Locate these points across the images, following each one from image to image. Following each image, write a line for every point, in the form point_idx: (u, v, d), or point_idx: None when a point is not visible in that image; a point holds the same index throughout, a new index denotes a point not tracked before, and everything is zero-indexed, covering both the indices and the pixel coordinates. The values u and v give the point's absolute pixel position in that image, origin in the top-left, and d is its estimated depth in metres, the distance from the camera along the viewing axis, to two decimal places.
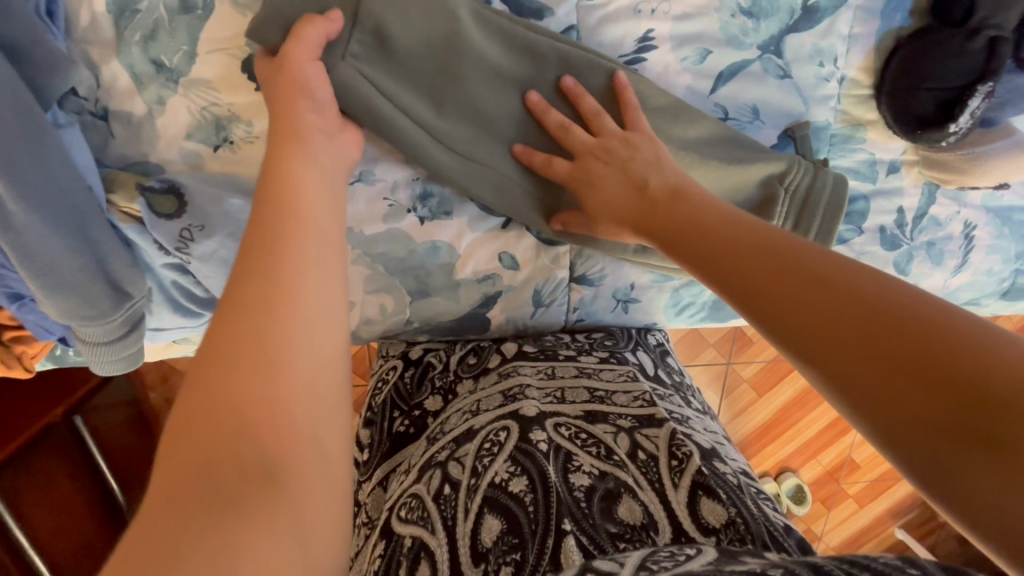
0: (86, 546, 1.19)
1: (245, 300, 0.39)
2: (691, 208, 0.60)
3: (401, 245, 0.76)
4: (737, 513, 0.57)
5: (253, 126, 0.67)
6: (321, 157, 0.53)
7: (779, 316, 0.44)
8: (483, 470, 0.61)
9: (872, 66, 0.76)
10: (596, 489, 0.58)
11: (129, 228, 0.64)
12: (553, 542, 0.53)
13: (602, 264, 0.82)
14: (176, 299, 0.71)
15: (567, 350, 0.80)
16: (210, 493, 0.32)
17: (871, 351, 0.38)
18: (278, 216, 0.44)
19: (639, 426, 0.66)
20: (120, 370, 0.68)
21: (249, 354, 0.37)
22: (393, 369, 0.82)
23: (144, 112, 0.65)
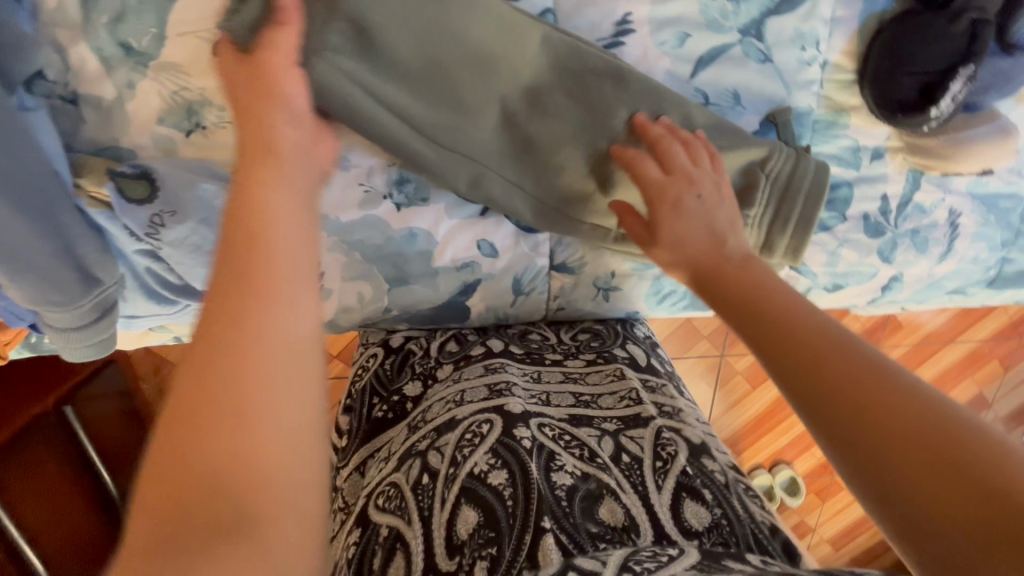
0: (78, 537, 1.19)
1: (218, 339, 0.38)
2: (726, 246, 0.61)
3: (378, 232, 0.75)
4: (720, 515, 0.58)
5: (225, 111, 0.66)
6: (291, 173, 0.50)
7: (797, 377, 0.46)
8: (462, 461, 0.60)
9: (855, 50, 0.75)
10: (578, 489, 0.57)
11: (99, 213, 0.64)
12: (531, 538, 0.51)
13: (582, 252, 0.82)
14: (150, 285, 0.71)
15: (554, 354, 0.79)
16: (200, 508, 0.33)
17: (888, 433, 0.40)
18: (246, 224, 0.43)
19: (624, 429, 0.66)
20: (92, 356, 0.68)
21: (219, 399, 0.36)
22: (374, 357, 0.81)
23: (114, 97, 0.64)
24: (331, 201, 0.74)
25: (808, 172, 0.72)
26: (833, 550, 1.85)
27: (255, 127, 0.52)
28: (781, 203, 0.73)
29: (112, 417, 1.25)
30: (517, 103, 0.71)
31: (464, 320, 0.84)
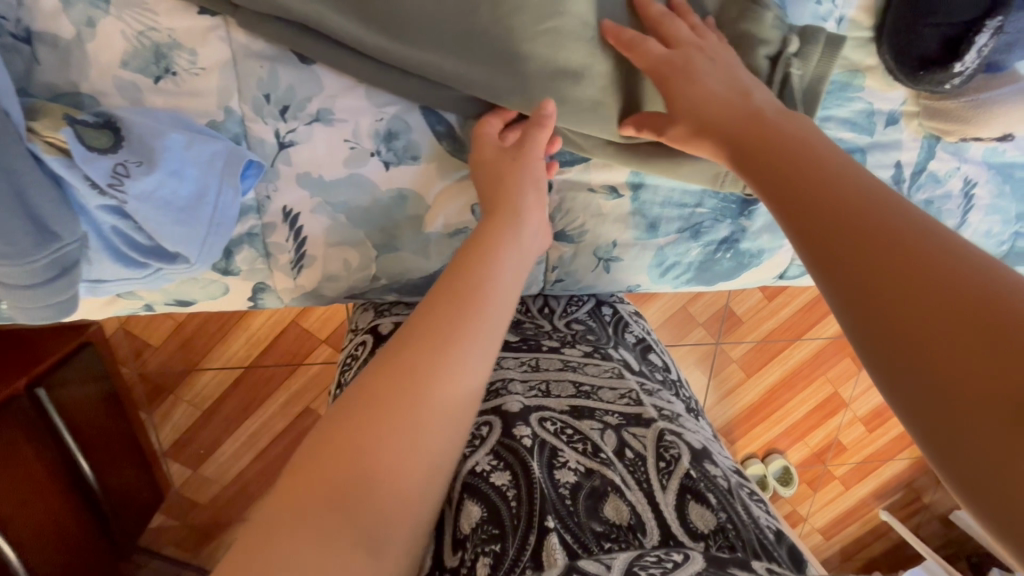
0: (69, 542, 1.07)
1: (443, 316, 0.50)
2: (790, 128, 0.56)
3: (365, 194, 0.71)
4: (726, 519, 0.53)
5: (198, 56, 0.62)
6: (520, 202, 0.64)
7: (830, 240, 0.45)
8: (462, 459, 0.56)
9: (872, 6, 0.71)
10: (582, 487, 0.53)
11: (53, 160, 0.57)
12: (535, 538, 0.48)
13: (582, 219, 0.77)
14: (117, 247, 0.64)
15: (550, 341, 0.75)
16: (339, 470, 0.40)
17: (933, 315, 0.37)
18: (457, 283, 0.53)
19: (627, 424, 0.62)
20: (48, 316, 0.61)
21: (418, 356, 0.47)
22: (363, 346, 0.74)
23: (73, 35, 0.59)
24: (313, 158, 0.68)
25: (830, 63, 0.68)
26: (823, 540, 1.83)
27: (504, 197, 0.64)
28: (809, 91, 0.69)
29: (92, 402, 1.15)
30: (517, 49, 0.66)
31: None
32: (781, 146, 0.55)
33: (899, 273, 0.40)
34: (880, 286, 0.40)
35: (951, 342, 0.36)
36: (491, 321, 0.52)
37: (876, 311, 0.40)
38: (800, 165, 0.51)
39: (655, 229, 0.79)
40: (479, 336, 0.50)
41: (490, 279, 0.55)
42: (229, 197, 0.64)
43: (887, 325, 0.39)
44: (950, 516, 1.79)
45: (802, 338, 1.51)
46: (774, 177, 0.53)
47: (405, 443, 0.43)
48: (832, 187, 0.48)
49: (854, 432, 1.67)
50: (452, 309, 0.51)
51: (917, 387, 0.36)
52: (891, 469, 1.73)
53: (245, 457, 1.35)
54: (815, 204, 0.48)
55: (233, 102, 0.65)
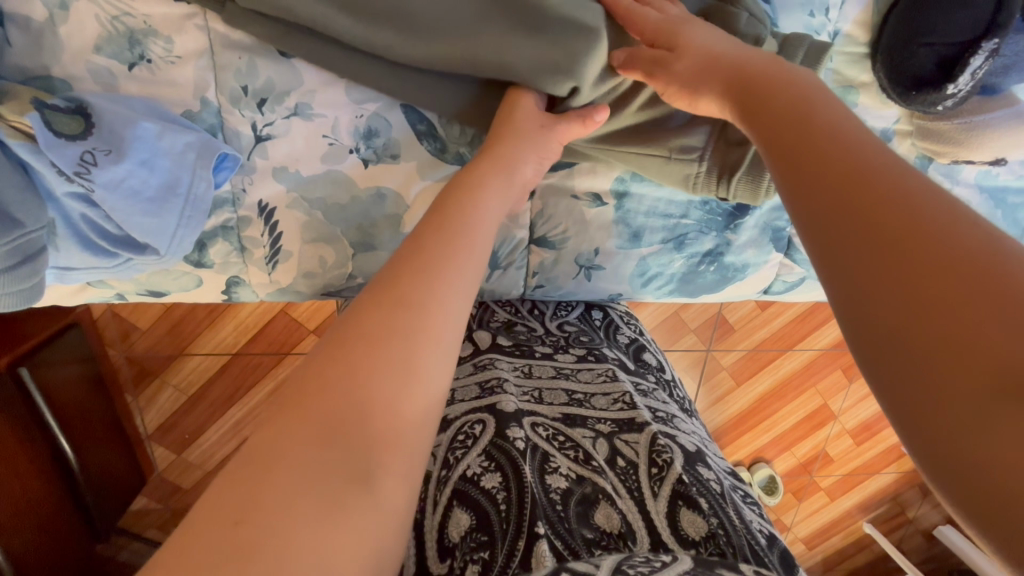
0: (45, 524, 1.05)
1: (431, 247, 0.46)
2: (794, 82, 0.49)
3: (343, 191, 0.69)
4: (717, 524, 0.53)
5: (174, 44, 0.61)
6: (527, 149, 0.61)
7: (825, 201, 0.39)
8: (455, 462, 0.56)
9: (868, 20, 0.69)
10: (573, 493, 0.53)
11: (19, 145, 0.56)
12: (525, 544, 0.47)
13: (565, 226, 0.75)
14: (86, 235, 0.63)
15: (543, 346, 0.75)
16: (324, 413, 0.35)
17: (926, 286, 0.32)
18: (430, 237, 0.47)
19: (620, 431, 0.61)
20: (12, 305, 0.60)
21: (414, 288, 0.42)
22: None
23: (46, 18, 0.58)
24: (291, 153, 0.67)
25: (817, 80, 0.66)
26: (806, 550, 1.83)
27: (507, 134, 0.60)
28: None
29: (77, 382, 1.13)
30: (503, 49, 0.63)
31: None
32: (780, 99, 0.48)
33: (896, 244, 0.34)
34: (867, 256, 0.35)
35: (946, 327, 0.30)
36: (463, 266, 0.46)
37: (858, 277, 0.35)
38: (800, 120, 0.45)
39: (639, 238, 0.77)
40: (474, 264, 0.47)
41: (480, 215, 0.52)
42: (202, 188, 0.63)
43: (889, 299, 0.33)
44: (934, 532, 1.79)
45: (793, 349, 1.50)
46: (773, 124, 0.47)
47: (402, 374, 0.38)
48: (830, 144, 0.42)
49: (841, 445, 1.67)
50: (426, 264, 0.44)
51: (901, 372, 0.31)
52: (876, 484, 1.73)
53: (228, 445, 1.34)
54: (809, 165, 0.42)
55: (209, 93, 0.63)
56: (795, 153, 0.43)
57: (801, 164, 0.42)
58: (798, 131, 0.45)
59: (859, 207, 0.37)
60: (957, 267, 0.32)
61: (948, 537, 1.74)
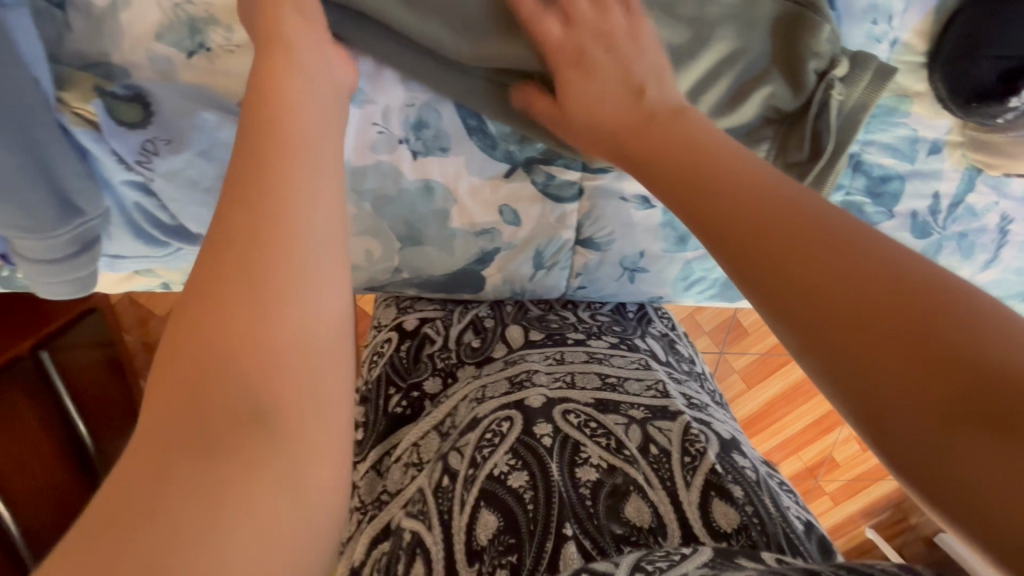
0: (61, 501, 1.09)
1: (259, 192, 0.42)
2: (691, 132, 0.53)
3: (391, 182, 0.69)
4: (751, 514, 0.53)
5: (234, 33, 0.59)
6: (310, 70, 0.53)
7: (757, 247, 0.42)
8: (482, 462, 0.56)
9: (928, 30, 0.69)
10: (603, 485, 0.54)
11: (82, 132, 0.57)
12: (552, 545, 0.50)
13: (611, 228, 0.75)
14: (140, 225, 0.63)
15: (576, 333, 0.73)
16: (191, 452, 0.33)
17: (877, 313, 0.35)
18: (273, 169, 0.44)
19: (652, 417, 0.60)
20: (70, 293, 0.60)
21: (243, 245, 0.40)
22: (387, 343, 0.77)
23: (107, 4, 0.57)
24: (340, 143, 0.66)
25: (877, 93, 0.64)
26: None
27: (281, 54, 0.52)
28: (846, 121, 0.65)
29: (90, 367, 1.13)
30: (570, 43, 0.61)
31: (478, 291, 0.78)
32: (690, 155, 0.51)
33: (839, 280, 0.37)
34: (816, 291, 0.38)
35: (903, 350, 0.34)
36: (324, 202, 0.45)
37: (811, 314, 0.38)
38: (715, 166, 0.49)
39: (685, 242, 0.77)
40: (290, 184, 0.43)
41: (307, 144, 0.47)
42: None
43: (841, 333, 0.36)
44: (935, 538, 1.80)
45: None
46: (691, 167, 0.50)
47: (251, 348, 0.36)
48: (747, 184, 0.46)
49: (849, 450, 1.66)
50: (251, 209, 0.41)
51: (874, 399, 0.34)
52: (882, 489, 1.73)
53: None
54: (728, 211, 0.45)
55: None
56: (720, 196, 0.46)
57: (725, 207, 0.46)
58: (717, 175, 0.48)
59: (791, 245, 0.40)
60: (908, 292, 0.35)
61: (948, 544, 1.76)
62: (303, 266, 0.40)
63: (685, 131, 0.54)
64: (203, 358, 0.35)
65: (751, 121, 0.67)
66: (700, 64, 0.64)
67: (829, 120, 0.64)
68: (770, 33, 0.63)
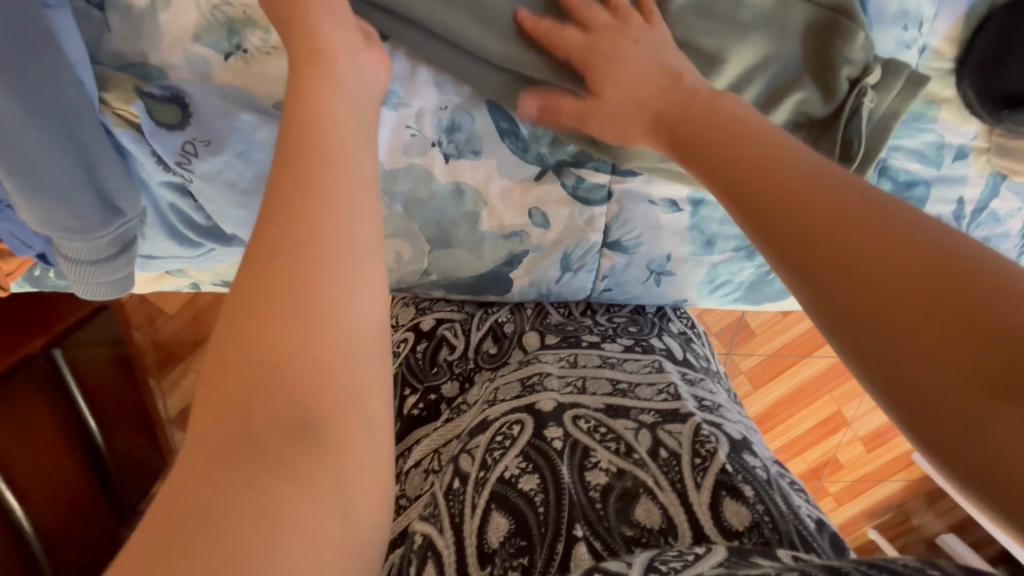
0: (77, 502, 1.08)
1: (302, 179, 0.42)
2: (717, 108, 0.52)
3: (422, 185, 0.69)
4: (763, 512, 0.52)
5: (271, 35, 0.59)
6: (341, 53, 0.53)
7: (779, 221, 0.41)
8: (493, 464, 0.56)
9: (958, 36, 0.69)
10: (613, 489, 0.53)
11: (124, 132, 0.57)
12: (563, 546, 0.50)
13: (640, 230, 0.75)
14: (173, 225, 0.64)
15: (590, 336, 0.73)
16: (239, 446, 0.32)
17: (903, 285, 0.34)
18: (314, 155, 0.44)
19: (663, 421, 0.59)
20: (107, 295, 0.61)
21: (287, 232, 0.40)
22: (404, 343, 0.77)
23: (146, 4, 0.57)
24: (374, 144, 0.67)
25: (909, 100, 0.64)
26: None
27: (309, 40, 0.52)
28: (876, 128, 0.65)
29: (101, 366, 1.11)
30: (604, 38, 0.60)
31: (504, 293, 0.78)
32: (713, 127, 0.51)
33: (864, 252, 0.37)
34: (838, 263, 0.37)
35: (928, 321, 0.33)
36: (363, 189, 0.44)
37: (835, 286, 0.37)
38: (737, 142, 0.48)
39: (711, 245, 0.77)
40: (333, 172, 0.43)
41: (346, 131, 0.47)
42: None
43: (863, 305, 0.35)
44: (937, 539, 1.81)
45: (812, 356, 1.46)
46: (712, 146, 0.49)
47: (296, 333, 0.36)
48: (769, 157, 0.45)
49: (852, 452, 1.66)
50: (293, 194, 0.41)
51: (896, 371, 0.33)
52: (885, 491, 1.74)
53: None
54: (748, 183, 0.44)
55: None
56: (741, 171, 0.45)
57: (746, 181, 0.45)
58: (739, 150, 0.47)
59: (814, 217, 0.40)
60: (935, 266, 0.34)
61: (950, 546, 1.76)
62: (346, 253, 0.40)
63: (713, 106, 0.52)
64: (251, 342, 0.36)
65: (782, 125, 0.66)
66: (735, 68, 0.64)
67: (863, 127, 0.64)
68: (804, 37, 0.64)
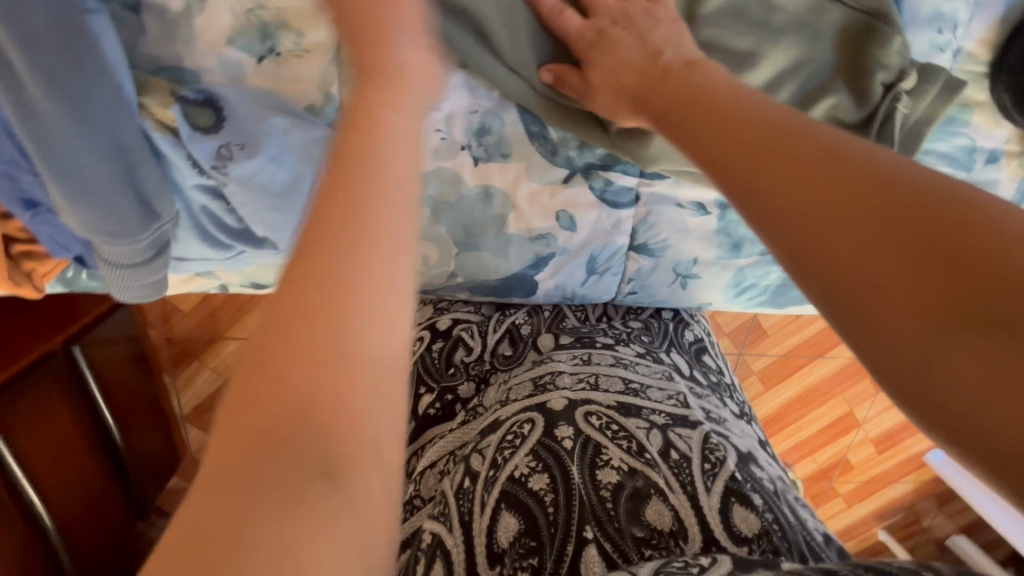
0: (96, 501, 1.09)
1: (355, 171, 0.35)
2: (705, 81, 0.51)
3: (451, 188, 0.70)
4: (771, 520, 0.52)
5: (304, 38, 0.59)
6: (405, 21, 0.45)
7: (760, 181, 0.39)
8: (503, 462, 0.55)
9: (992, 39, 0.68)
10: (624, 488, 0.52)
11: (161, 137, 0.58)
12: (574, 548, 0.49)
13: (666, 234, 0.75)
14: (205, 227, 0.64)
15: (605, 337, 0.71)
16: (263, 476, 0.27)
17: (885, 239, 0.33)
18: (372, 144, 0.36)
19: (674, 424, 0.58)
20: (141, 297, 0.62)
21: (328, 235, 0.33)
22: (420, 341, 0.75)
23: (182, 8, 0.56)
24: None
25: (944, 105, 0.64)
26: None
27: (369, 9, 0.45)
28: (909, 133, 0.65)
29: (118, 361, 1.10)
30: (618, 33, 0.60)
31: (529, 296, 0.78)
32: (707, 102, 0.48)
33: (847, 206, 0.35)
34: (818, 218, 0.35)
35: (913, 275, 0.31)
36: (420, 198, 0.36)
37: (816, 243, 0.35)
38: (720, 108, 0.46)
39: (738, 249, 0.77)
40: (389, 170, 0.35)
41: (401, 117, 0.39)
42: None
43: (844, 260, 0.34)
44: (947, 541, 1.80)
45: (825, 356, 1.45)
46: (696, 115, 0.48)
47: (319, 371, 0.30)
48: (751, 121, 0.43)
49: (862, 453, 1.64)
50: (348, 190, 0.34)
51: (882, 328, 0.31)
52: (896, 493, 1.72)
53: None
54: (730, 145, 0.43)
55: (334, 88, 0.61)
56: (722, 136, 0.44)
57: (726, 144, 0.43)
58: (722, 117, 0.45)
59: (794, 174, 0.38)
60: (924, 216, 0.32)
61: (961, 549, 1.75)
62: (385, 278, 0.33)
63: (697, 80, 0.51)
64: (269, 366, 0.30)
65: None
66: (768, 72, 0.64)
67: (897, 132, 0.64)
68: (838, 41, 0.63)
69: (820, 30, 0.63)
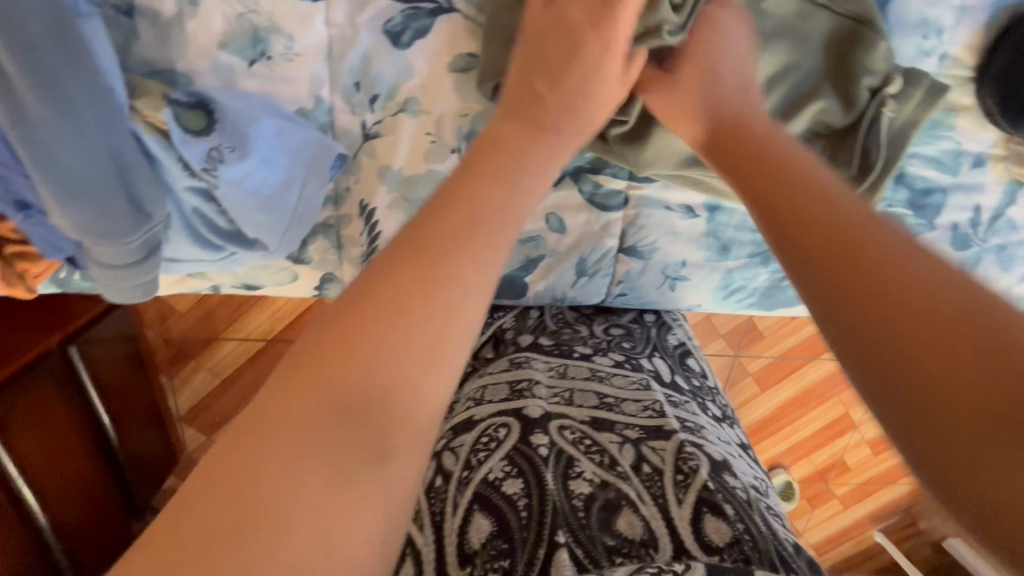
0: (93, 501, 1.08)
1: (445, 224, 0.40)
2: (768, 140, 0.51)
3: None
4: (743, 529, 0.49)
5: (295, 41, 0.60)
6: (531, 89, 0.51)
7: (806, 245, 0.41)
8: (478, 465, 0.56)
9: (978, 44, 0.69)
10: (596, 499, 0.51)
11: (152, 139, 0.58)
12: (544, 552, 0.48)
13: (655, 236, 0.76)
14: (197, 229, 0.65)
15: (583, 347, 0.73)
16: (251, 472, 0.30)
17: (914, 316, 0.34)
18: (476, 210, 0.42)
19: (646, 437, 0.58)
20: (134, 297, 0.63)
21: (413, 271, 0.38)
22: None
23: (174, 12, 0.58)
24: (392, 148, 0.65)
25: (929, 109, 0.64)
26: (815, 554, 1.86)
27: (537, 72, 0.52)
28: (894, 136, 0.65)
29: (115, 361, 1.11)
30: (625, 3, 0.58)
31: (519, 297, 0.79)
32: (766, 157, 0.49)
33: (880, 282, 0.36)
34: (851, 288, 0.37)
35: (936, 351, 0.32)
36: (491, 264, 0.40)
37: (848, 306, 0.37)
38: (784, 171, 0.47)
39: (727, 251, 0.78)
40: (481, 236, 0.41)
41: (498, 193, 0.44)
42: (314, 189, 0.64)
43: (868, 327, 0.35)
44: (943, 544, 1.79)
45: (819, 359, 1.46)
46: (752, 171, 0.50)
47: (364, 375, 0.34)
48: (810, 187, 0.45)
49: (858, 454, 1.65)
50: (437, 232, 0.40)
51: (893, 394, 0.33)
52: (892, 495, 1.73)
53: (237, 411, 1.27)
54: (782, 204, 0.45)
55: (324, 91, 0.63)
56: (779, 196, 0.46)
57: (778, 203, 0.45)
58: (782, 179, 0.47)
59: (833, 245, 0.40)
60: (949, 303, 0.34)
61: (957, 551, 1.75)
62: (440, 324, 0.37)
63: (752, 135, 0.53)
64: (320, 353, 0.34)
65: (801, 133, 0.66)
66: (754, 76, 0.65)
67: (882, 137, 0.64)
68: (823, 46, 0.64)
69: (806, 36, 0.64)
